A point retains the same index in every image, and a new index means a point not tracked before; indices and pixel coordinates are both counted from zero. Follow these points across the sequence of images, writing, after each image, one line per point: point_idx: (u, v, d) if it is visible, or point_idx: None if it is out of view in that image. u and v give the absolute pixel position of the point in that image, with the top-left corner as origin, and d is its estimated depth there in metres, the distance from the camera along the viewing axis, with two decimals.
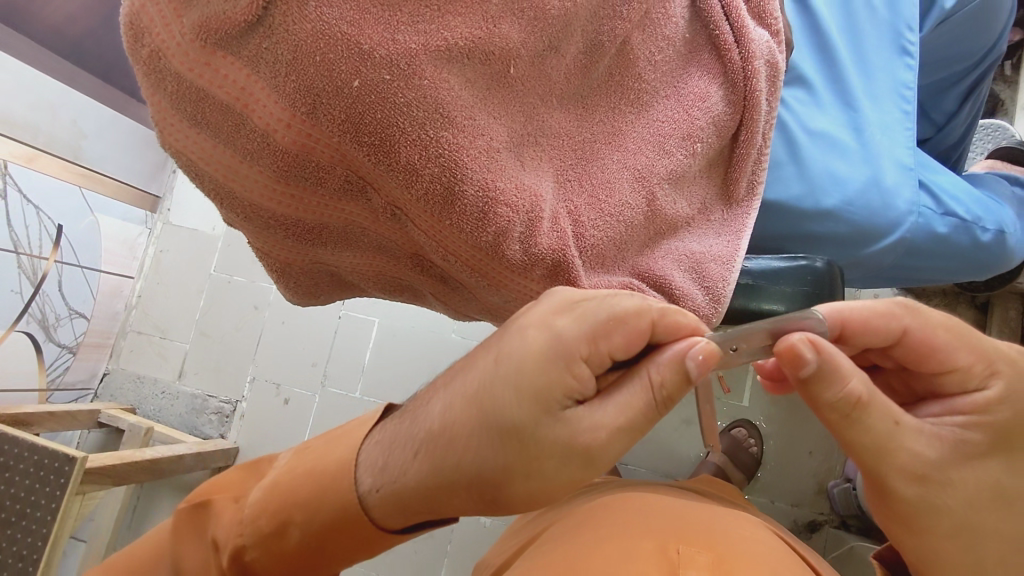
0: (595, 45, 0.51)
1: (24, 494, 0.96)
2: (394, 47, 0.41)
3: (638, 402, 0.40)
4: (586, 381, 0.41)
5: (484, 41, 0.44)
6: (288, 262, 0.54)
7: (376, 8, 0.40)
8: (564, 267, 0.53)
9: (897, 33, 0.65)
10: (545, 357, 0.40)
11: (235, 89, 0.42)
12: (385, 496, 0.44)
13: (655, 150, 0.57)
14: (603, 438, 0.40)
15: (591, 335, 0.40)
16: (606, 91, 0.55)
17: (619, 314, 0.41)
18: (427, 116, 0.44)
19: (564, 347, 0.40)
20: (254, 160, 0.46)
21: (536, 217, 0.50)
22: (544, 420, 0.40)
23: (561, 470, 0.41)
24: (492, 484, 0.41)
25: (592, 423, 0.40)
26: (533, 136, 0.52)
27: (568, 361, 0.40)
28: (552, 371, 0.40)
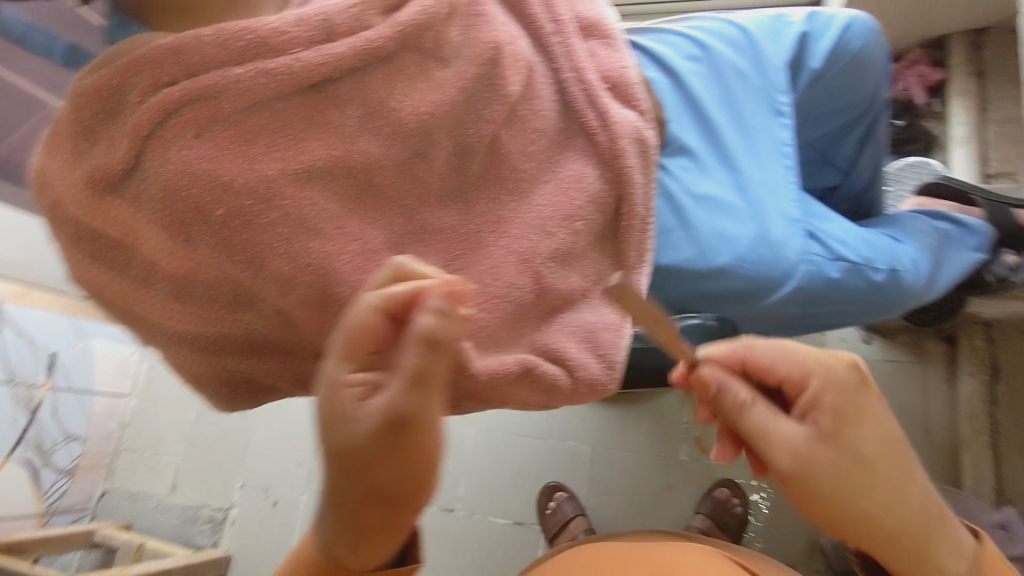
0: (464, 146, 0.57)
1: None
2: (252, 176, 0.47)
3: (403, 364, 0.41)
4: (365, 373, 0.44)
5: (344, 159, 0.50)
6: (200, 373, 0.58)
7: (234, 146, 0.46)
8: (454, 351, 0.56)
9: (769, 96, 0.71)
10: (324, 393, 0.44)
11: (121, 225, 0.48)
12: (337, 540, 0.50)
13: (539, 232, 0.61)
14: (392, 398, 0.42)
15: (343, 355, 0.44)
16: (484, 184, 0.60)
17: (349, 330, 0.43)
18: (292, 230, 0.48)
19: (331, 378, 0.44)
20: (148, 285, 0.50)
21: None
22: (349, 422, 0.43)
23: (384, 444, 0.42)
24: (366, 490, 0.45)
25: (379, 401, 0.42)
26: (414, 234, 0.57)
27: (336, 381, 0.43)
28: (329, 396, 0.43)
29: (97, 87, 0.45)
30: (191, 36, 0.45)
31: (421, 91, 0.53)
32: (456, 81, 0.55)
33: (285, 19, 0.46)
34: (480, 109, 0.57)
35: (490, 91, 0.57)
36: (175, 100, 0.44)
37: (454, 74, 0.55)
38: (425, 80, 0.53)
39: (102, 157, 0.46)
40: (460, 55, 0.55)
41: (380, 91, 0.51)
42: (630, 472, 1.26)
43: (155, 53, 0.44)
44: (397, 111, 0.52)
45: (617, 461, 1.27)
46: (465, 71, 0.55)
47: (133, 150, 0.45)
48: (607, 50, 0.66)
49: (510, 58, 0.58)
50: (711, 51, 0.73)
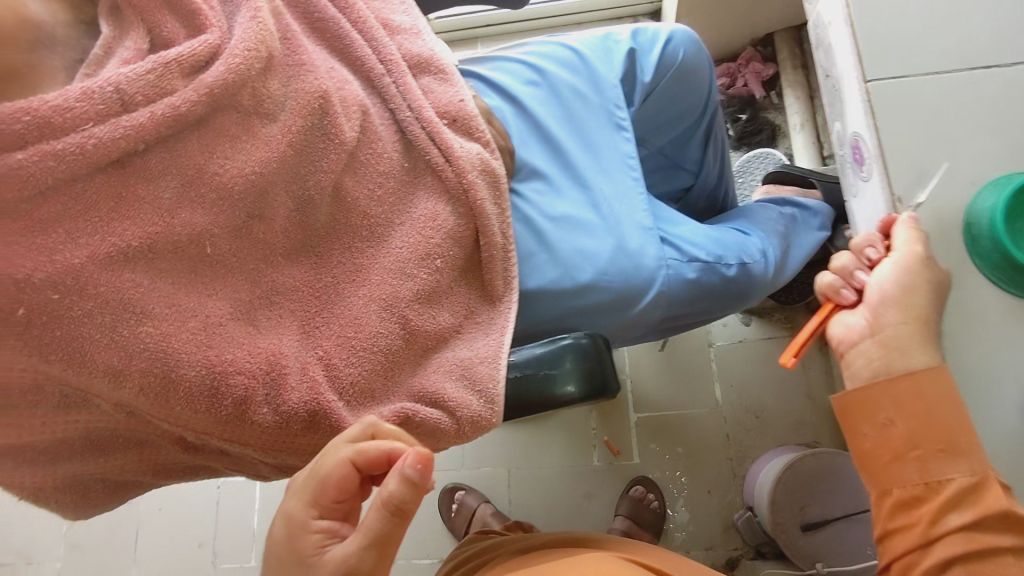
0: (305, 199, 0.56)
1: None
2: (56, 266, 0.42)
3: (370, 521, 0.41)
4: (330, 524, 0.44)
5: (165, 234, 0.47)
6: (40, 485, 0.52)
7: (28, 238, 0.42)
8: (325, 413, 0.53)
9: (609, 112, 0.74)
10: (286, 539, 0.43)
11: None
12: None
13: (398, 276, 0.59)
14: (341, 565, 0.41)
15: (310, 501, 0.43)
16: (336, 235, 0.58)
17: (320, 475, 0.43)
18: (115, 317, 0.44)
19: (295, 522, 0.43)
20: None
21: (280, 374, 0.51)
22: (306, 572, 0.42)
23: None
24: None
25: (337, 559, 0.41)
26: (266, 298, 0.54)
27: (301, 525, 0.43)
28: (291, 544, 0.43)
29: None
30: None
31: (244, 150, 0.51)
32: (282, 136, 0.53)
33: (68, 94, 0.42)
34: (315, 160, 0.55)
35: (322, 141, 0.56)
36: None
37: (278, 129, 0.53)
38: (248, 138, 0.51)
39: None
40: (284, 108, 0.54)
41: (196, 156, 0.48)
42: (546, 488, 1.25)
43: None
44: (220, 175, 0.49)
45: (535, 479, 1.26)
46: (291, 126, 0.54)
47: None
48: (440, 85, 0.66)
49: (339, 105, 0.57)
50: (547, 74, 0.75)
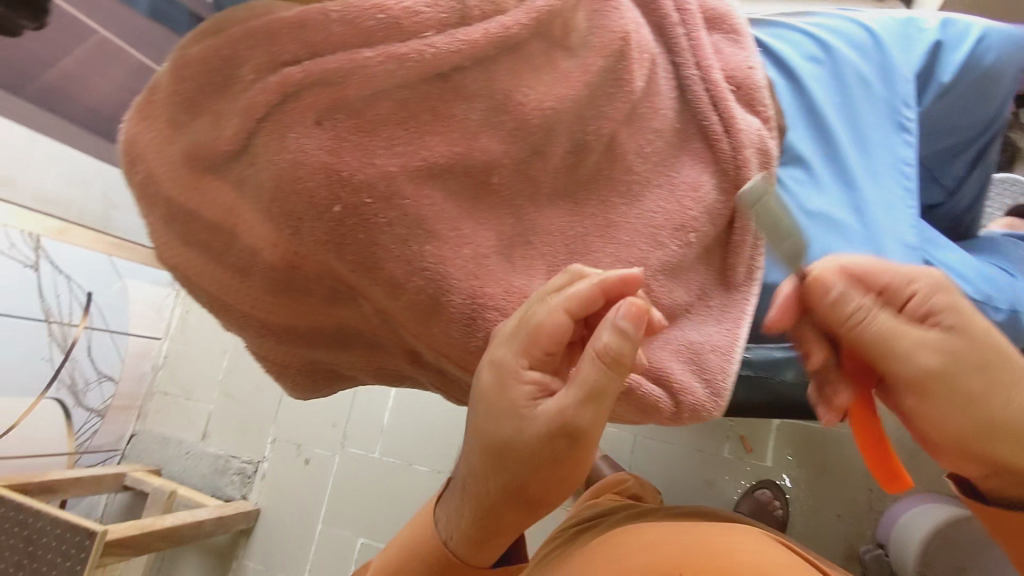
0: (581, 143, 0.53)
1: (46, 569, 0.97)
2: (373, 171, 0.42)
3: (586, 373, 0.44)
4: (538, 376, 0.47)
5: (465, 156, 0.45)
6: (284, 364, 0.55)
7: (354, 138, 0.41)
8: None
9: (893, 109, 0.66)
10: (496, 386, 0.47)
11: (222, 209, 0.43)
12: (461, 536, 0.54)
13: (651, 243, 0.57)
14: (553, 413, 0.45)
15: (519, 350, 0.46)
16: (596, 185, 0.56)
17: (531, 325, 0.45)
18: (409, 232, 0.44)
19: (506, 372, 0.47)
20: (244, 275, 0.46)
21: None
22: (520, 422, 0.46)
23: (536, 451, 0.46)
24: (516, 491, 0.49)
25: (550, 410, 0.45)
26: (522, 236, 0.53)
27: (512, 376, 0.47)
28: (503, 393, 0.47)
29: (204, 56, 0.40)
30: (314, 10, 0.39)
31: (546, 84, 0.48)
32: (582, 75, 0.50)
33: None
34: (604, 105, 0.52)
35: (615, 87, 0.52)
36: (296, 82, 0.39)
37: (579, 67, 0.50)
38: (554, 70, 0.49)
39: (205, 134, 0.41)
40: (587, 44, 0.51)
41: (506, 83, 0.46)
42: (671, 463, 1.25)
43: (275, 24, 0.38)
44: (520, 108, 0.47)
45: (656, 452, 1.26)
46: (594, 65, 0.50)
47: (245, 131, 0.40)
48: (730, 47, 0.60)
49: (636, 50, 0.53)
50: (834, 53, 0.67)
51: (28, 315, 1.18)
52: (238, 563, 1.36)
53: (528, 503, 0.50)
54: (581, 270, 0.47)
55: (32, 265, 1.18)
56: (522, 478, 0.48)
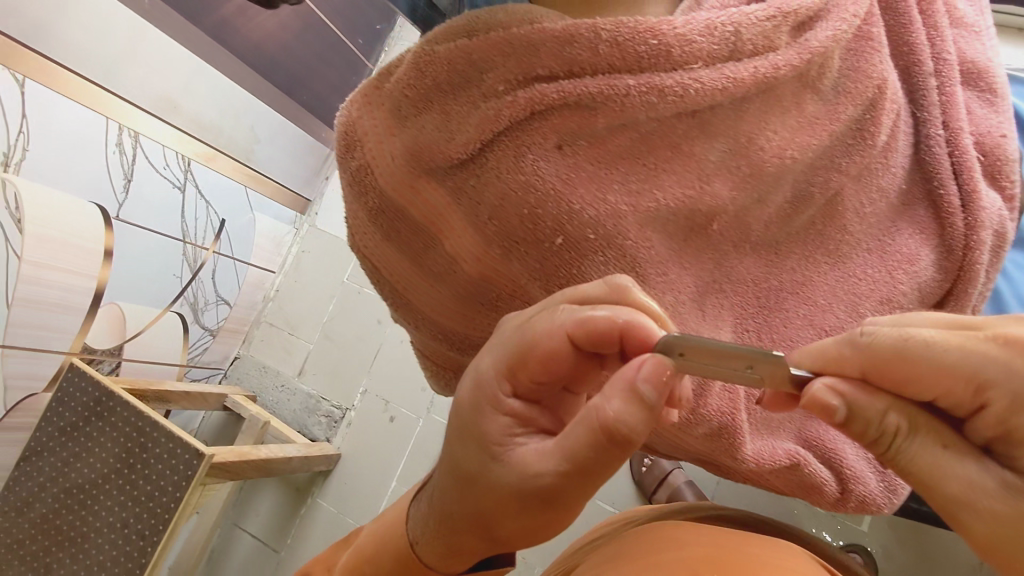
0: (804, 195, 0.48)
1: (155, 478, 1.03)
2: (602, 208, 0.38)
3: (576, 436, 0.33)
4: (526, 409, 0.38)
5: (695, 200, 0.41)
6: (444, 367, 0.53)
7: (589, 168, 0.38)
8: (732, 432, 0.48)
9: None
10: (471, 408, 0.39)
11: (432, 213, 0.41)
12: (425, 549, 0.46)
13: (850, 315, 0.52)
14: (526, 465, 0.36)
15: (507, 371, 0.37)
16: (803, 239, 0.51)
17: (522, 342, 0.36)
18: (621, 275, 0.40)
19: (484, 392, 0.38)
20: (437, 282, 0.45)
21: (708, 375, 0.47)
22: (493, 458, 0.38)
23: (496, 495, 0.38)
24: (484, 527, 0.41)
25: (526, 462, 0.36)
26: (718, 283, 0.49)
27: (493, 401, 0.38)
28: (480, 417, 0.38)
29: (453, 58, 0.38)
30: (584, 27, 0.36)
31: (789, 130, 0.43)
32: (826, 123, 0.45)
33: (693, 25, 0.36)
34: (839, 159, 0.47)
35: (857, 140, 0.48)
36: (547, 100, 0.36)
37: (825, 115, 0.45)
38: (801, 115, 0.44)
39: (436, 138, 0.39)
40: (836, 91, 0.46)
41: (754, 126, 0.41)
42: None
43: (538, 36, 0.36)
44: (760, 155, 0.42)
45: None
46: (843, 115, 0.46)
47: (480, 141, 0.38)
48: (982, 108, 0.53)
49: (889, 101, 0.48)
50: None
51: (167, 232, 1.24)
52: (311, 500, 1.42)
53: (479, 539, 0.42)
54: (629, 288, 0.35)
55: (179, 186, 1.23)
56: (482, 517, 0.40)
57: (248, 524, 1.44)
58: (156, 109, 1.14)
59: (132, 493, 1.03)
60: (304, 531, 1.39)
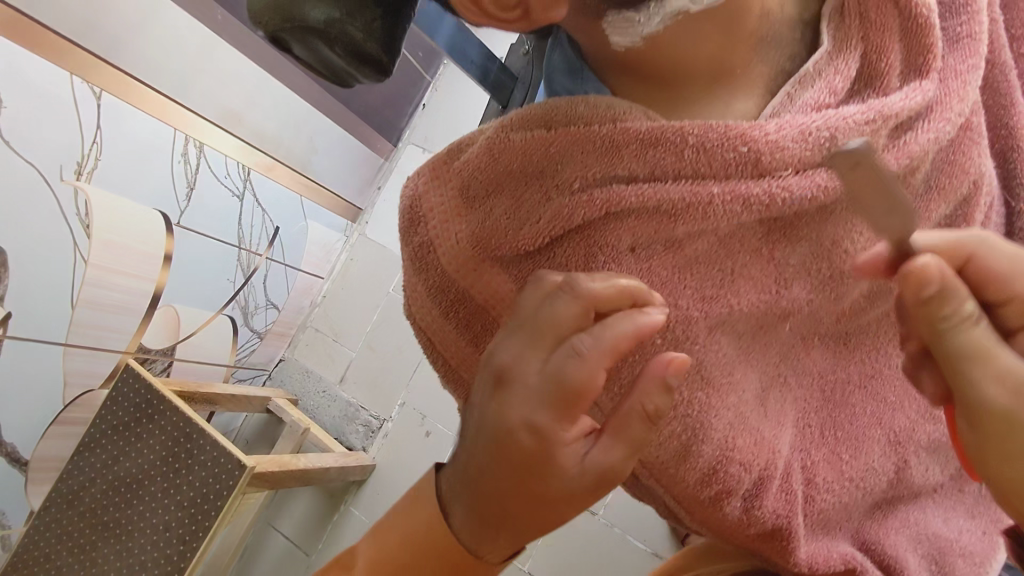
0: (879, 290, 0.46)
1: (198, 483, 1.05)
2: (673, 313, 0.37)
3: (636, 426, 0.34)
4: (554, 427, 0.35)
5: (770, 304, 0.39)
6: None
7: (665, 270, 0.36)
8: (785, 533, 0.45)
9: None
10: (517, 454, 0.33)
11: (493, 297, 0.40)
12: None
13: (923, 416, 0.49)
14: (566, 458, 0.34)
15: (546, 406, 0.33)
16: (873, 332, 0.48)
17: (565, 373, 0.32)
18: (686, 378, 0.39)
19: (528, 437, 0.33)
20: None
21: (768, 475, 0.44)
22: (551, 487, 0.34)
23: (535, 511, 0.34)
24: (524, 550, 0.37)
25: (590, 469, 0.34)
26: (782, 376, 0.46)
27: (536, 440, 0.33)
28: (527, 459, 0.33)
29: (529, 148, 0.37)
30: (669, 130, 0.34)
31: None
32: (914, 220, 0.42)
33: (786, 130, 0.34)
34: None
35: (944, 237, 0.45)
36: (628, 201, 0.35)
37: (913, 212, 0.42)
38: None
39: (504, 226, 0.38)
40: (927, 185, 0.43)
41: (840, 227, 0.39)
42: None
43: (622, 136, 0.34)
44: (844, 257, 0.39)
45: None
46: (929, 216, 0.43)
47: (553, 233, 0.37)
48: None
49: (982, 196, 0.45)
50: None
51: (224, 238, 1.26)
52: (344, 508, 1.43)
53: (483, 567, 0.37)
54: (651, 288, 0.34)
55: (238, 195, 1.25)
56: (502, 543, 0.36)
57: (282, 525, 1.47)
58: (222, 121, 1.17)
59: (177, 497, 1.05)
60: (334, 537, 1.41)
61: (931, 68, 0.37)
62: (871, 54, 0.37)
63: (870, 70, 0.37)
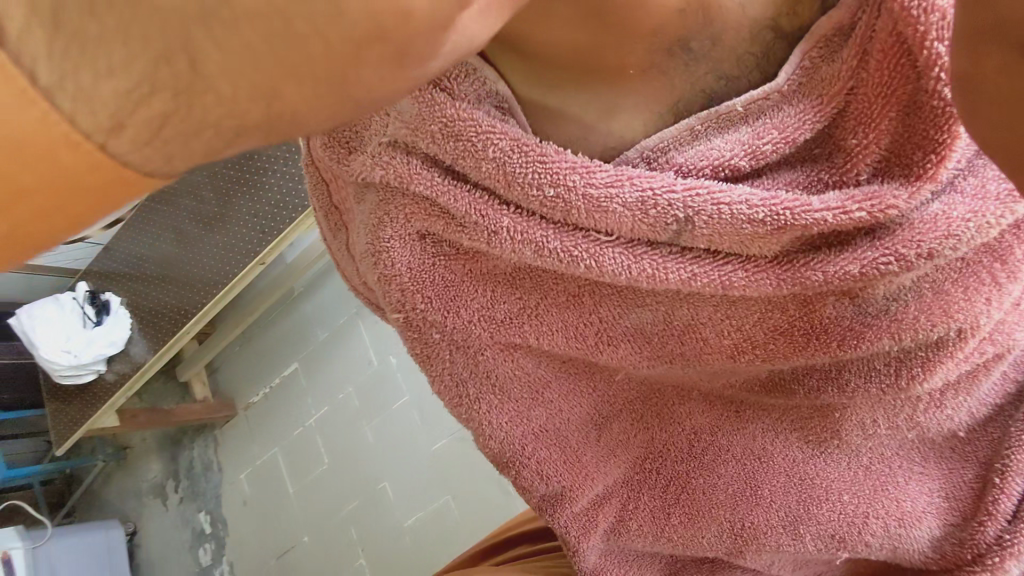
0: (779, 385, 0.34)
1: (268, 204, 1.07)
2: (454, 319, 0.32)
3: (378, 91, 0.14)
4: None
5: (583, 353, 0.32)
6: None
7: (456, 273, 0.31)
8: (572, 548, 0.43)
9: None
10: None
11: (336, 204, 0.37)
12: None
13: (783, 526, 0.39)
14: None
15: None
16: (779, 421, 0.37)
17: None
18: (472, 378, 0.35)
19: None
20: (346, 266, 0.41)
21: (566, 497, 0.40)
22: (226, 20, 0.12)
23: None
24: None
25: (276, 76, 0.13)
26: (632, 411, 0.39)
27: None
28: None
29: None
30: (470, 124, 0.26)
31: (766, 332, 0.30)
32: (832, 341, 0.29)
33: (619, 188, 0.25)
34: (850, 376, 0.32)
35: (889, 370, 0.31)
36: (413, 187, 0.28)
37: (838, 330, 0.29)
38: (792, 318, 0.29)
39: (324, 151, 0.33)
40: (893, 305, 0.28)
41: (702, 313, 0.29)
42: None
43: (421, 112, 0.27)
44: (698, 346, 0.31)
45: None
46: (867, 346, 0.29)
47: (357, 182, 0.32)
48: None
49: (975, 343, 0.30)
50: None
51: None
52: None
53: (83, 219, 0.14)
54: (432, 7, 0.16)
55: None
56: (130, 123, 0.13)
57: None
58: None
59: (255, 206, 1.08)
60: None
61: (925, 177, 0.24)
62: (848, 118, 0.24)
63: (838, 141, 0.24)
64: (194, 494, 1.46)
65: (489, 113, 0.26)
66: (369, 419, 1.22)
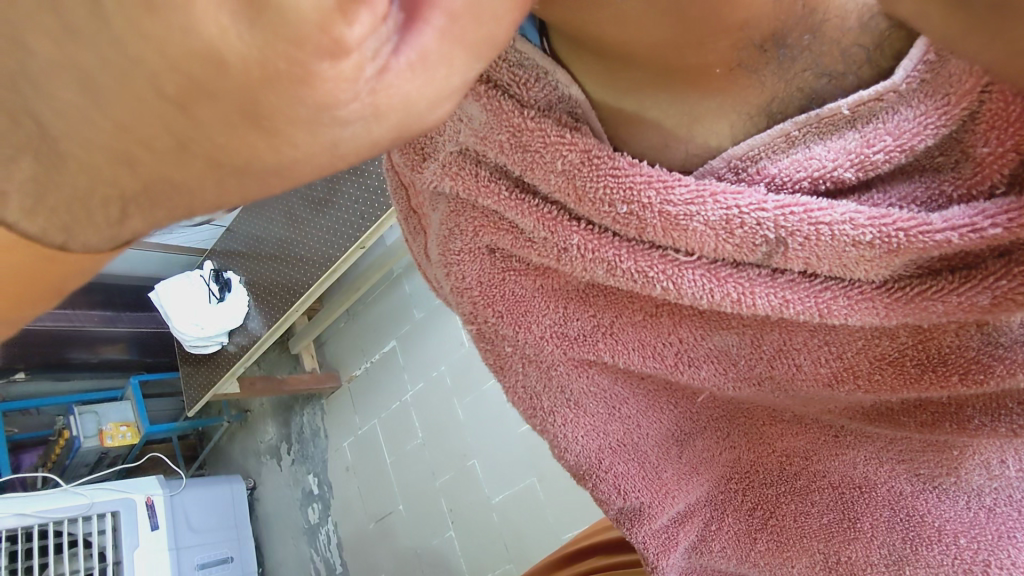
0: (885, 413, 0.30)
1: (359, 194, 1.08)
2: (526, 333, 0.31)
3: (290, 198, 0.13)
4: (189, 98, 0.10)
5: (665, 373, 0.30)
6: None
7: (525, 288, 0.30)
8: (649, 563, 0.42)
9: None
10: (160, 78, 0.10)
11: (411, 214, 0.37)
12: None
13: (885, 563, 0.35)
14: (244, 9, 0.10)
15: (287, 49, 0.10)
16: (886, 450, 0.33)
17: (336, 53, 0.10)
18: (546, 390, 0.34)
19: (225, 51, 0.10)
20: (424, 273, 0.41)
21: (642, 516, 0.38)
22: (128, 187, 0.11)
23: (281, 168, 0.12)
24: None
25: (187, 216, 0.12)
26: (717, 429, 0.36)
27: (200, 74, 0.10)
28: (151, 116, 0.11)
29: None
30: (537, 135, 0.24)
31: (871, 361, 0.26)
32: (953, 376, 0.25)
33: (700, 206, 0.23)
34: (974, 415, 0.28)
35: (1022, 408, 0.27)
36: (482, 200, 0.28)
37: (958, 361, 0.25)
38: (902, 347, 0.25)
39: (400, 163, 0.33)
40: None
41: (795, 339, 0.27)
42: None
43: (485, 128, 0.25)
44: (790, 372, 0.28)
45: None
46: (999, 382, 0.24)
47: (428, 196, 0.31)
48: None
49: None
50: None
51: None
52: None
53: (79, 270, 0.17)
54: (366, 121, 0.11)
55: None
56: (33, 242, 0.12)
57: None
58: None
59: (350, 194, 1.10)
60: None
61: None
62: (980, 121, 0.20)
63: (966, 148, 0.20)
64: (304, 458, 1.56)
65: (560, 121, 0.24)
66: (461, 395, 1.24)
